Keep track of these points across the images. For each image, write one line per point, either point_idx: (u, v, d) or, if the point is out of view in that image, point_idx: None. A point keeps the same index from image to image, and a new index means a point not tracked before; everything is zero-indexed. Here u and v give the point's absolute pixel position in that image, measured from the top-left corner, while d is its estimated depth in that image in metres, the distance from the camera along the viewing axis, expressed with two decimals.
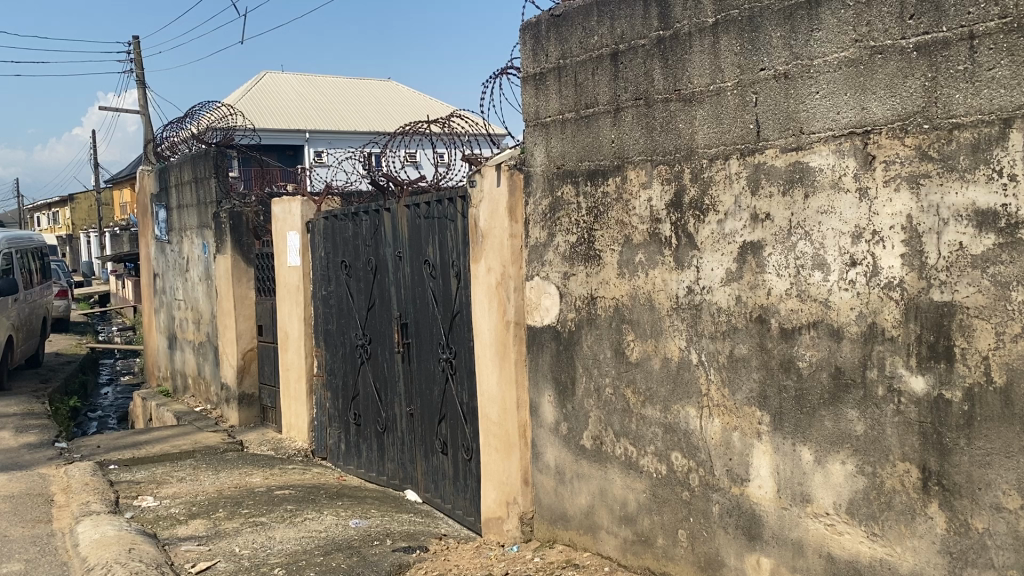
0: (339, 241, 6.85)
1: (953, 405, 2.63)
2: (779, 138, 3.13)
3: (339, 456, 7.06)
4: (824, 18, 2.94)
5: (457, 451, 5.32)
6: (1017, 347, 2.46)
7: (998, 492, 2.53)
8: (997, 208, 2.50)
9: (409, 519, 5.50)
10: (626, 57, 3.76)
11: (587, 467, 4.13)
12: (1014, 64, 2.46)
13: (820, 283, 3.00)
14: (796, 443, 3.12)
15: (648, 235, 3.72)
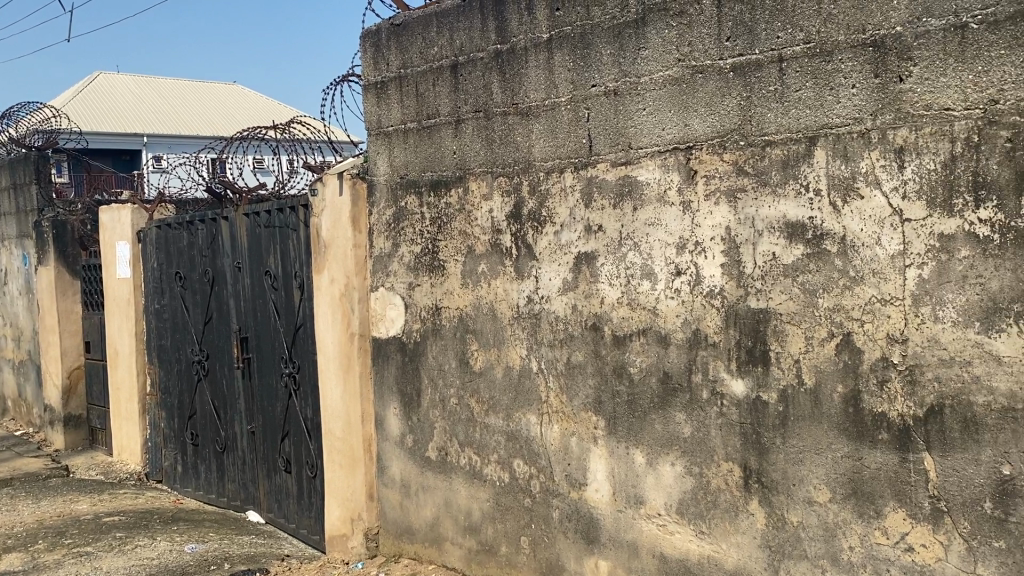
0: (173, 251, 6.50)
1: (769, 406, 2.77)
2: (610, 152, 3.20)
3: (176, 478, 6.67)
4: (650, 38, 3.03)
5: (301, 468, 5.13)
6: (824, 350, 2.62)
7: (810, 487, 2.68)
8: (805, 220, 2.65)
9: (250, 541, 5.22)
10: (466, 69, 3.75)
11: (432, 479, 4.07)
12: (817, 86, 2.61)
13: (649, 291, 3.08)
14: (629, 446, 3.19)
15: (490, 246, 3.71)
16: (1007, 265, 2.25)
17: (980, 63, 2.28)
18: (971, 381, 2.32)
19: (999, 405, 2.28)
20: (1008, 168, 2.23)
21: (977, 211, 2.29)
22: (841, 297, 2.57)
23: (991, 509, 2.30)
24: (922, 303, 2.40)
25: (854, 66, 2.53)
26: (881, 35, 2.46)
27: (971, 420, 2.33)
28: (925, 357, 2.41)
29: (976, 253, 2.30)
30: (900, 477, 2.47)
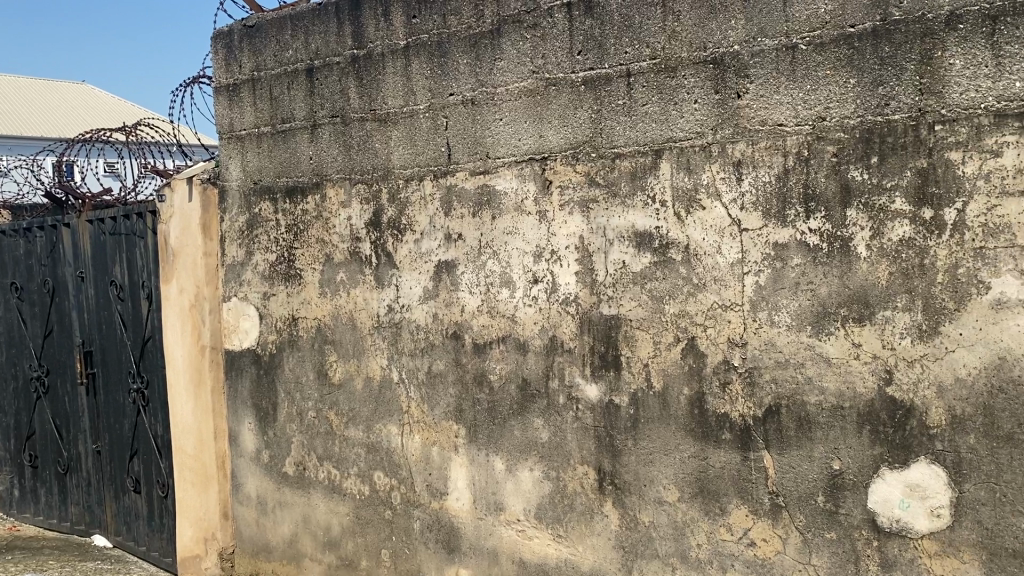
0: (7, 259, 6.03)
1: (621, 410, 2.82)
2: (468, 161, 3.18)
3: (13, 504, 6.18)
4: (505, 49, 3.04)
5: (152, 488, 4.86)
6: (671, 354, 2.69)
7: (660, 488, 2.75)
8: (653, 230, 2.72)
9: (94, 567, 4.89)
10: (322, 74, 3.64)
11: (289, 495, 3.92)
12: (663, 101, 2.69)
13: (508, 300, 3.09)
14: (489, 454, 3.18)
15: (348, 254, 3.61)
16: (834, 272, 2.38)
17: (809, 82, 2.40)
18: (804, 382, 2.45)
19: (830, 404, 2.41)
20: (834, 181, 2.37)
21: (807, 221, 2.42)
22: (685, 304, 2.66)
23: (823, 502, 2.43)
24: (759, 308, 2.52)
25: (696, 82, 2.62)
26: (720, 53, 2.56)
27: (805, 419, 2.45)
28: (763, 360, 2.52)
29: (806, 261, 2.42)
30: (743, 475, 2.57)
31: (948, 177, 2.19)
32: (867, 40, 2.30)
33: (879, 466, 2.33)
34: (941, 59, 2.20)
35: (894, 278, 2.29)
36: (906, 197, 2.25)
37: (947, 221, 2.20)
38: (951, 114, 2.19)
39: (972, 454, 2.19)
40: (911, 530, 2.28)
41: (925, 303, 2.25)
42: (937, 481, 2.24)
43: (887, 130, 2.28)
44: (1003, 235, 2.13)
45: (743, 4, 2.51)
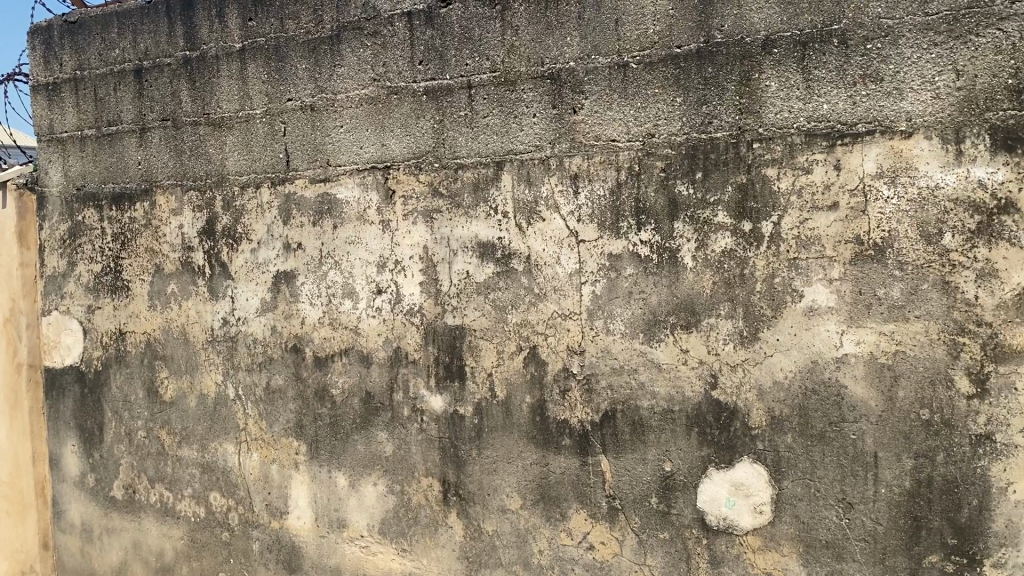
0: None
1: (466, 419, 2.80)
2: (308, 168, 3.05)
3: None
4: (345, 55, 2.93)
5: None
6: (513, 363, 2.71)
7: (503, 496, 2.76)
8: (495, 240, 2.71)
9: None
10: (152, 75, 3.39)
11: (117, 520, 3.65)
12: (503, 114, 2.68)
13: (350, 311, 2.99)
14: (332, 470, 3.06)
15: (180, 264, 3.39)
16: (664, 281, 2.47)
17: (639, 100, 2.48)
18: (638, 388, 2.53)
19: (660, 408, 2.50)
20: (662, 195, 2.45)
21: (638, 233, 2.49)
22: (527, 313, 2.68)
23: (656, 504, 2.52)
24: (595, 317, 2.58)
25: (535, 96, 2.63)
26: (557, 68, 2.59)
27: (638, 422, 2.53)
28: (600, 366, 2.58)
29: (638, 271, 2.50)
30: (582, 480, 2.63)
31: (765, 192, 2.33)
32: (692, 60, 2.40)
33: (707, 467, 2.44)
34: (758, 82, 2.32)
35: (718, 287, 2.40)
36: (727, 211, 2.37)
37: (764, 233, 2.33)
38: (767, 133, 2.32)
39: (789, 453, 2.34)
40: (737, 526, 2.41)
41: (746, 311, 2.37)
42: (759, 479, 2.37)
43: (710, 146, 2.39)
44: (813, 246, 2.28)
45: (577, 21, 2.54)
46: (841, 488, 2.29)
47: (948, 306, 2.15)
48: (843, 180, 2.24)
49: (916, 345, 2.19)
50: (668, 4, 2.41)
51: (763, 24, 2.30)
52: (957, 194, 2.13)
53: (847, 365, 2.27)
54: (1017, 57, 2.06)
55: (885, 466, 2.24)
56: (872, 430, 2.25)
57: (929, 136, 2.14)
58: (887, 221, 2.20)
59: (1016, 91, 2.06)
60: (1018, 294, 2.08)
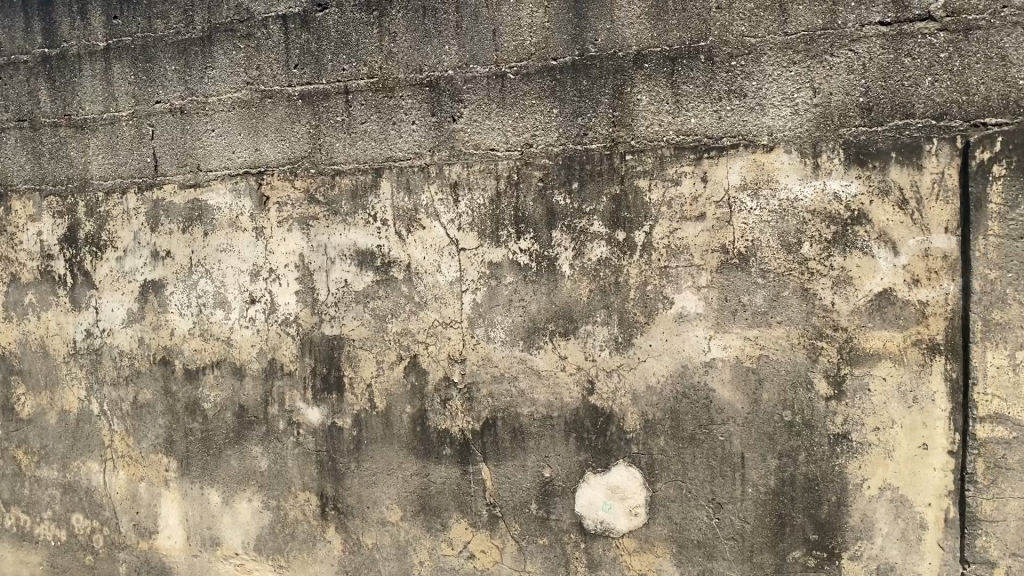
0: None
1: (344, 431, 2.75)
2: (177, 173, 2.90)
3: None
4: (217, 57, 2.82)
5: None
6: (393, 373, 2.68)
7: (382, 508, 2.74)
8: (374, 248, 2.67)
9: None
10: (5, 73, 3.11)
11: None
12: (381, 121, 2.64)
13: (222, 322, 2.87)
14: (204, 487, 2.94)
15: (38, 273, 3.14)
16: (542, 289, 2.51)
17: (517, 110, 2.50)
18: (518, 395, 2.57)
19: (540, 416, 2.56)
20: (541, 205, 2.49)
21: (518, 241, 2.52)
22: (407, 322, 2.66)
23: (536, 510, 2.59)
24: (476, 325, 2.59)
25: (413, 103, 2.60)
26: (435, 76, 2.57)
27: (518, 430, 2.58)
28: (480, 375, 2.60)
29: (518, 280, 2.53)
30: (463, 489, 2.65)
31: (637, 203, 2.42)
32: (567, 73, 2.45)
33: (584, 471, 2.53)
34: (631, 95, 2.40)
35: (594, 295, 2.47)
36: (603, 221, 2.44)
37: (637, 243, 2.42)
38: (639, 145, 2.41)
39: (662, 455, 2.46)
40: (613, 529, 2.53)
41: (620, 318, 2.46)
42: (633, 482, 2.49)
43: (586, 157, 2.45)
44: (682, 256, 2.40)
45: (456, 30, 2.54)
46: (710, 488, 2.43)
47: (807, 312, 2.32)
48: (710, 192, 2.37)
49: (778, 349, 2.35)
50: (544, 17, 2.46)
51: (635, 39, 2.39)
52: (815, 205, 2.29)
53: (715, 369, 2.40)
54: (866, 75, 2.23)
55: (751, 466, 2.40)
56: (737, 431, 2.40)
57: (789, 150, 2.30)
58: (751, 231, 2.35)
59: (866, 108, 2.24)
60: (868, 300, 2.27)
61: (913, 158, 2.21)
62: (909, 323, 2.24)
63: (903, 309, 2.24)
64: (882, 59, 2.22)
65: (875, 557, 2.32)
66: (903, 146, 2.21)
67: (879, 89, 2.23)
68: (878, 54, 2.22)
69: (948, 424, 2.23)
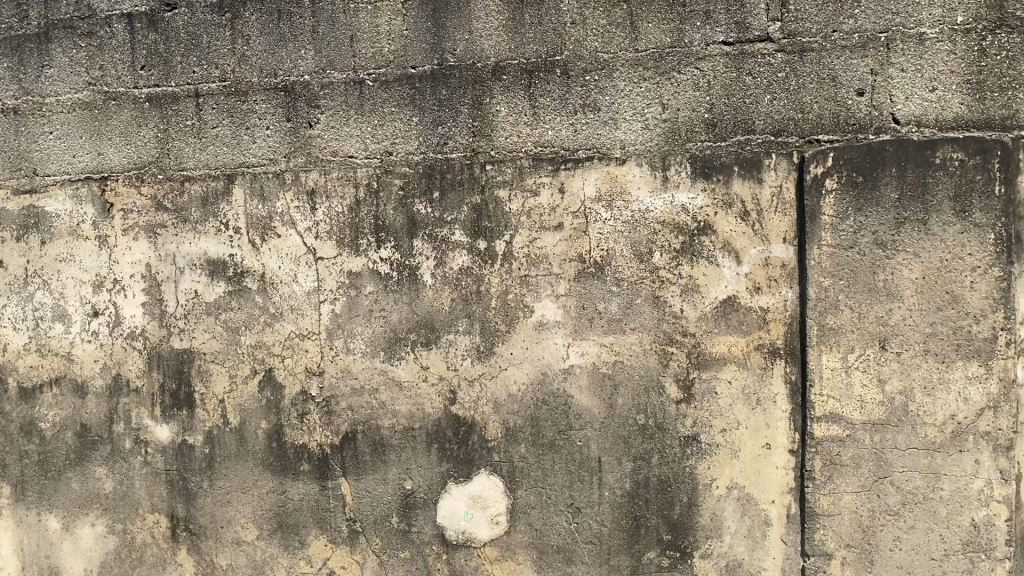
0: None
1: (195, 449, 2.76)
2: (9, 177, 2.85)
3: None
4: (55, 55, 2.79)
5: None
6: (247, 389, 2.71)
7: (237, 527, 2.75)
8: (226, 257, 2.70)
9: None
10: None
11: None
12: (234, 125, 2.70)
13: (62, 336, 2.83)
14: (42, 512, 2.88)
15: None
16: (404, 298, 2.60)
17: (376, 117, 2.59)
18: (378, 407, 2.64)
19: (401, 427, 2.63)
20: (401, 214, 2.59)
21: (377, 250, 2.60)
22: (262, 334, 2.70)
23: (397, 523, 2.66)
24: (335, 336, 2.65)
25: (267, 108, 2.67)
26: (291, 80, 2.64)
27: (378, 443, 2.65)
28: (340, 388, 2.66)
29: (378, 289, 2.61)
30: (321, 505, 2.69)
31: (497, 213, 2.54)
32: (426, 82, 2.56)
33: (447, 481, 2.62)
34: (490, 106, 2.53)
35: (455, 304, 2.58)
36: (463, 231, 2.55)
37: (497, 252, 2.54)
38: (499, 156, 2.53)
39: (522, 463, 2.58)
40: (475, 538, 2.62)
41: (482, 327, 2.57)
42: (495, 490, 2.60)
43: (446, 166, 2.56)
44: (541, 265, 2.52)
45: (312, 35, 2.61)
46: (569, 494, 2.56)
47: (658, 318, 2.47)
48: (567, 203, 2.50)
49: (631, 355, 2.49)
50: (402, 25, 2.57)
51: (493, 51, 2.52)
52: (664, 217, 2.45)
53: (573, 375, 2.53)
54: (711, 92, 2.42)
55: (607, 469, 2.53)
56: (595, 436, 2.53)
57: (640, 163, 2.46)
58: (606, 241, 2.49)
59: (711, 124, 2.43)
60: (714, 307, 2.44)
61: (753, 172, 2.40)
62: (751, 328, 2.44)
63: (745, 315, 2.43)
64: (726, 77, 2.41)
65: (725, 554, 2.49)
66: (745, 160, 2.40)
67: (723, 106, 2.42)
68: (721, 72, 2.41)
69: (789, 424, 2.44)
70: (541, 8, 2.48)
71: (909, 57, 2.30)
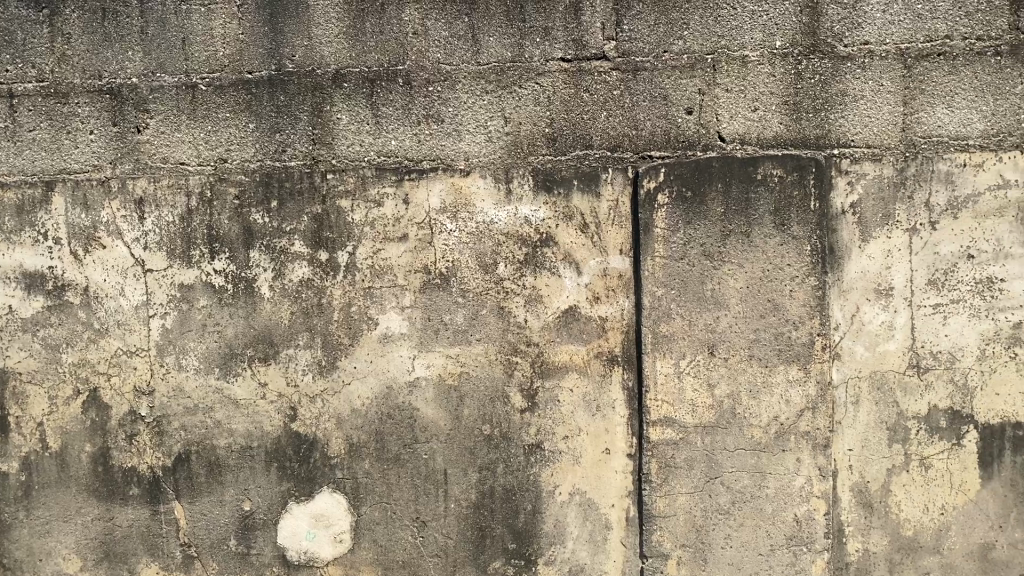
0: None
1: (10, 477, 2.59)
2: None
3: None
4: None
5: None
6: (69, 410, 2.57)
7: (58, 559, 2.61)
8: (44, 269, 2.55)
9: None
10: None
11: None
12: (53, 128, 2.54)
13: None
14: None
15: None
16: (240, 312, 2.52)
17: (209, 123, 2.51)
18: (213, 427, 2.55)
19: (238, 446, 2.55)
20: (237, 223, 2.50)
21: (212, 262, 2.51)
22: (85, 352, 2.56)
23: (235, 546, 2.58)
24: (166, 353, 2.55)
25: (91, 111, 2.53)
26: (117, 83, 2.52)
27: (214, 463, 2.56)
28: (172, 408, 2.56)
29: (212, 302, 2.52)
30: (152, 530, 2.59)
31: (340, 223, 2.49)
32: (263, 88, 2.48)
33: (287, 501, 2.54)
34: (330, 114, 2.48)
35: (296, 317, 2.52)
36: (303, 241, 2.50)
37: (340, 263, 2.50)
38: (340, 164, 2.49)
39: (367, 478, 2.54)
40: (318, 557, 2.56)
41: (324, 341, 2.52)
42: (339, 508, 2.54)
43: (285, 175, 2.49)
44: (386, 276, 2.49)
45: (140, 35, 2.49)
46: (415, 507, 2.53)
47: (504, 328, 2.48)
48: (411, 214, 2.48)
49: (477, 366, 2.49)
50: (238, 29, 2.48)
51: (333, 57, 2.47)
52: (509, 228, 2.46)
53: (418, 389, 2.51)
54: (551, 108, 2.45)
55: (453, 481, 2.52)
56: (441, 448, 2.51)
57: (484, 175, 2.46)
58: (452, 252, 2.48)
59: (551, 138, 2.45)
60: (557, 317, 2.47)
61: (592, 187, 2.45)
62: (592, 337, 2.48)
63: (586, 324, 2.47)
64: (565, 93, 2.44)
65: (568, 560, 2.52)
66: (584, 174, 2.44)
67: (562, 121, 2.45)
68: (560, 88, 2.44)
69: (627, 429, 2.50)
70: (382, 17, 2.44)
71: (733, 78, 2.40)
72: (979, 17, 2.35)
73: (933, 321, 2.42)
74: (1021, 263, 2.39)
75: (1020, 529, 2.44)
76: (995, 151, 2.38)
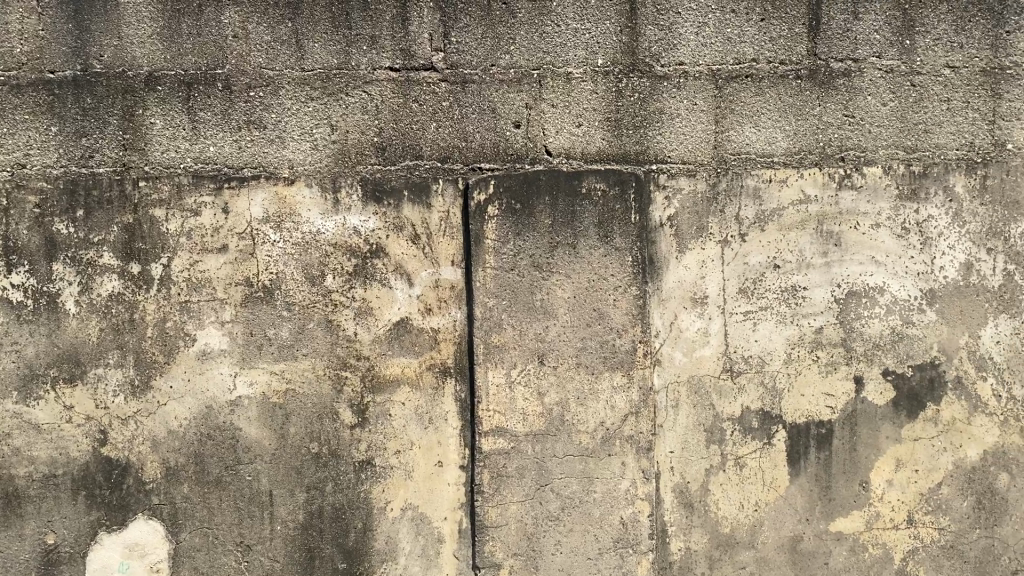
0: None
1: None
2: None
3: None
4: None
5: None
6: None
7: None
8: None
9: None
10: None
11: None
12: None
13: None
14: None
15: None
16: (41, 329, 2.33)
17: (6, 125, 2.33)
18: (11, 455, 2.34)
19: (40, 475, 2.34)
20: (38, 233, 2.32)
21: (9, 276, 2.32)
22: None
23: None
24: None
25: None
26: None
27: (13, 494, 2.34)
28: None
29: (9, 319, 2.33)
30: None
31: (152, 234, 2.35)
32: (67, 89, 2.33)
33: (97, 531, 2.35)
34: (142, 118, 2.34)
35: (105, 333, 2.35)
36: (113, 252, 2.34)
37: (153, 276, 2.35)
38: (153, 171, 2.35)
39: (186, 503, 2.38)
40: None
41: (136, 359, 2.36)
42: (155, 536, 2.37)
43: (92, 182, 2.33)
44: (203, 289, 2.36)
45: None
46: (238, 531, 2.39)
47: (332, 342, 2.39)
48: (232, 223, 2.37)
49: (304, 383, 2.39)
50: (37, 25, 2.32)
51: (146, 59, 2.33)
52: (336, 239, 2.38)
53: (240, 407, 2.37)
54: (379, 117, 2.39)
55: (279, 503, 2.40)
56: (266, 469, 2.39)
57: (309, 184, 2.38)
58: (275, 264, 2.38)
59: (380, 147, 2.39)
60: (387, 329, 2.41)
61: (422, 197, 2.40)
62: (424, 350, 2.42)
63: (418, 337, 2.42)
64: (393, 103, 2.39)
65: None
66: (414, 184, 2.40)
67: (391, 131, 2.40)
68: (389, 98, 2.39)
69: (459, 441, 2.45)
70: (199, 19, 2.33)
71: (558, 94, 2.43)
72: (782, 42, 2.46)
73: (744, 327, 2.50)
74: (821, 272, 2.50)
75: (825, 522, 2.52)
76: (796, 169, 2.49)
